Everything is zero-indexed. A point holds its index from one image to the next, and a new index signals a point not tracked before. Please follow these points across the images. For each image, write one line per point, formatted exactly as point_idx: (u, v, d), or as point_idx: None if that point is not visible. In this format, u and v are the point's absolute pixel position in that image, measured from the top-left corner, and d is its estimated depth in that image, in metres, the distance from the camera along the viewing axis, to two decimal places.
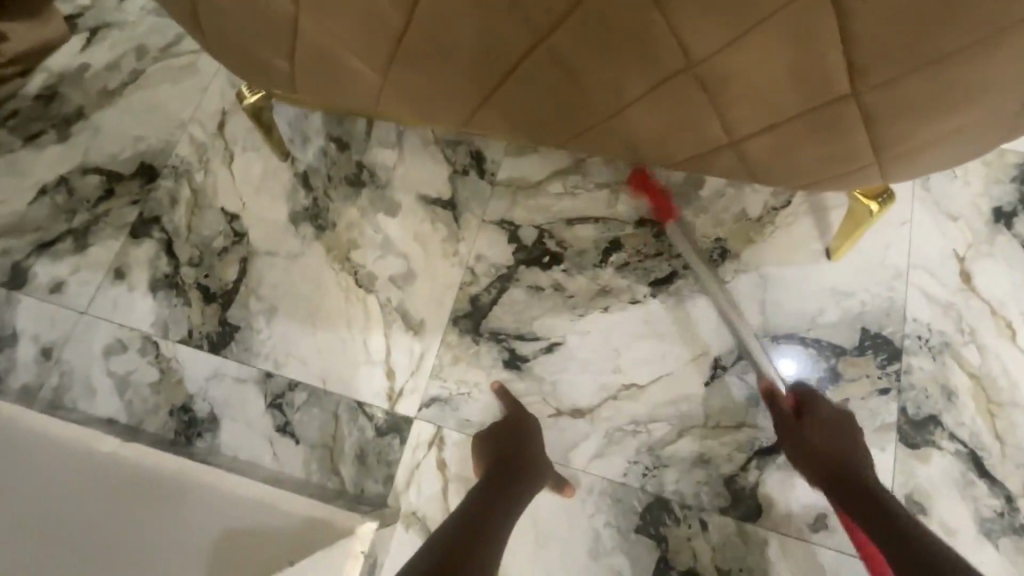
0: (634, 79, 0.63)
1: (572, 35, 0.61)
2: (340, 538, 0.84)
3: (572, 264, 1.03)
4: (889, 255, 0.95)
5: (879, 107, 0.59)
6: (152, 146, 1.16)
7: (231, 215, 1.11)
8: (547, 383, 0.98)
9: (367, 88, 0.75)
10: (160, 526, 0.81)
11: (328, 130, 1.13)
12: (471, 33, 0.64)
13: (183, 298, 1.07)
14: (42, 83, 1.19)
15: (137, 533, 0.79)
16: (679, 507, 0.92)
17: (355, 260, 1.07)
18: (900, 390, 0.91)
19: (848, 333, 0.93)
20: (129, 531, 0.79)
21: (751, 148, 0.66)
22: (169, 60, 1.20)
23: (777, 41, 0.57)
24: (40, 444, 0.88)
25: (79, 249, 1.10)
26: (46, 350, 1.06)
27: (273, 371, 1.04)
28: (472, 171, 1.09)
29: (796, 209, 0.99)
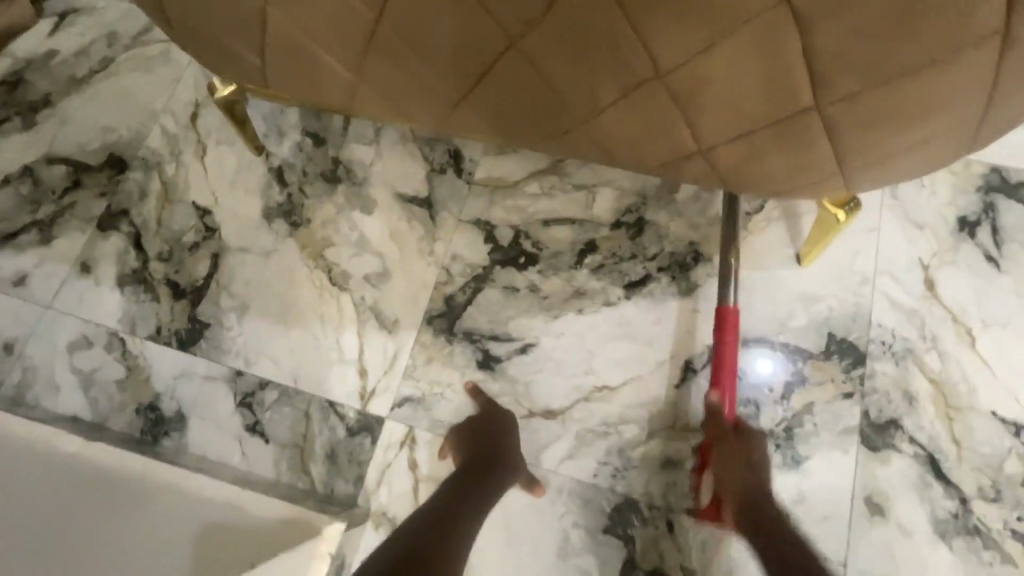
0: (603, 85, 0.63)
1: (543, 38, 0.61)
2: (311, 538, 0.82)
3: (548, 265, 1.03)
4: (856, 262, 0.97)
5: (842, 119, 0.60)
6: (122, 137, 1.13)
7: (202, 210, 1.09)
8: (520, 384, 0.99)
9: (339, 85, 0.74)
10: (126, 531, 0.79)
11: (305, 125, 1.12)
12: (441, 33, 0.63)
13: (152, 293, 1.05)
14: (8, 69, 1.15)
15: (102, 540, 0.77)
16: (647, 507, 0.93)
17: (330, 257, 1.06)
18: (863, 394, 0.93)
19: (815, 338, 0.95)
20: (93, 539, 0.77)
21: (720, 157, 0.66)
22: (141, 48, 1.17)
23: (744, 52, 0.57)
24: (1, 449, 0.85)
25: (43, 241, 1.07)
26: (8, 345, 1.03)
27: (243, 369, 1.02)
28: (450, 169, 1.09)
29: (769, 214, 1.00)
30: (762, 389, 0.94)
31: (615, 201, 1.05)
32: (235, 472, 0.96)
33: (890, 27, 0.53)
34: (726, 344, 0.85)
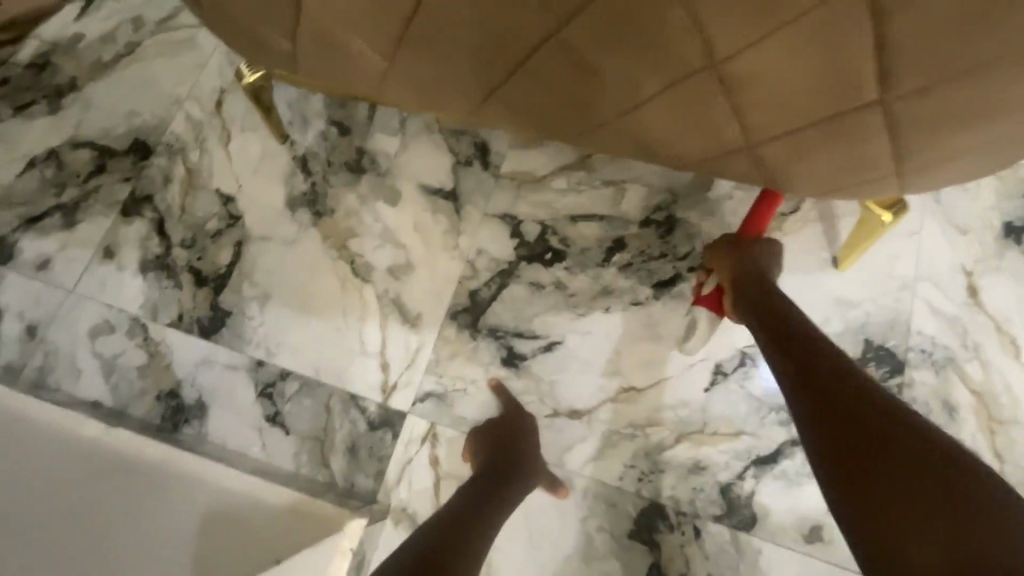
0: (650, 76, 0.61)
1: (592, 25, 0.59)
2: (330, 538, 0.85)
3: (575, 262, 1.01)
4: (896, 267, 0.94)
5: (904, 117, 0.57)
6: (147, 123, 1.12)
7: (226, 197, 1.08)
8: (544, 383, 0.97)
9: (369, 74, 0.72)
10: (147, 524, 0.79)
11: (330, 113, 1.10)
12: (484, 19, 0.61)
13: (174, 281, 1.04)
14: (34, 52, 1.14)
15: (122, 533, 0.77)
16: (674, 513, 0.91)
17: (353, 249, 1.04)
18: (901, 404, 0.90)
19: (851, 344, 0.92)
20: (114, 532, 0.77)
21: (769, 154, 0.64)
22: (166, 33, 1.16)
23: (805, 43, 0.55)
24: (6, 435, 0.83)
25: (68, 225, 1.06)
26: (31, 329, 1.03)
27: (264, 359, 1.01)
28: (476, 162, 1.07)
29: (805, 215, 0.97)
30: None
31: (645, 198, 1.02)
32: (255, 463, 0.96)
33: (965, 19, 0.51)
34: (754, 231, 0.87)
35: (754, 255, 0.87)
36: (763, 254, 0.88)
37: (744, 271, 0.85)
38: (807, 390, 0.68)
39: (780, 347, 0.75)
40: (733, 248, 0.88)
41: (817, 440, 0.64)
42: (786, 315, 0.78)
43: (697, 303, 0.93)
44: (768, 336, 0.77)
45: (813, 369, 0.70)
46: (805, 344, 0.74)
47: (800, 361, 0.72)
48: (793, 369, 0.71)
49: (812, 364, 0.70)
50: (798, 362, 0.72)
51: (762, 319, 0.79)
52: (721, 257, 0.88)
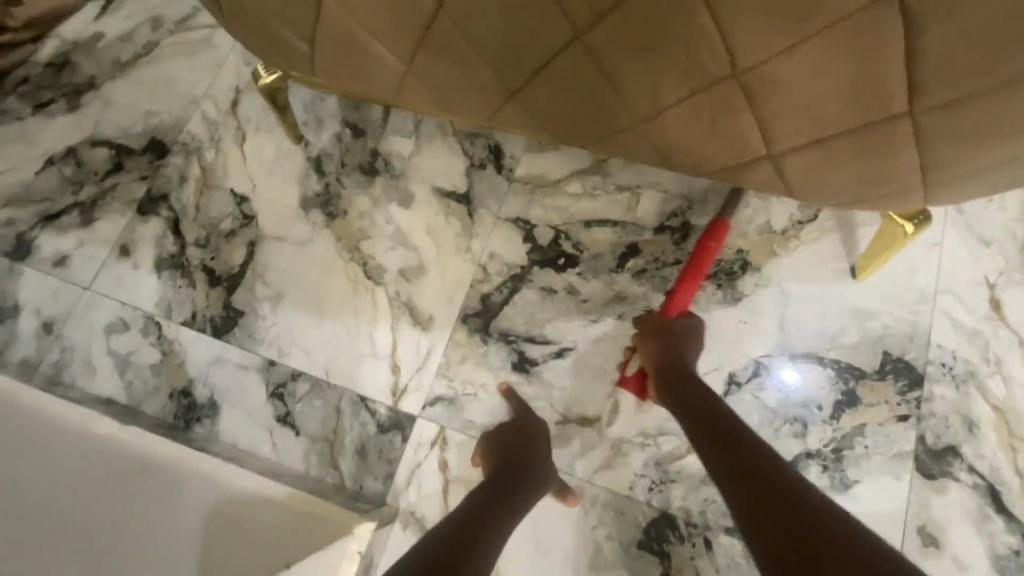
0: (672, 84, 0.60)
1: (613, 33, 0.58)
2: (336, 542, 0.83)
3: (588, 268, 1.00)
4: (917, 278, 0.92)
5: (933, 129, 0.56)
6: (164, 122, 1.13)
7: (240, 197, 1.09)
8: (555, 389, 0.96)
9: (388, 77, 0.72)
10: (147, 521, 0.78)
11: (344, 115, 1.10)
12: (503, 26, 0.61)
13: (188, 279, 1.05)
14: (54, 50, 1.16)
15: (121, 529, 0.76)
16: (684, 524, 0.90)
17: (365, 250, 1.04)
18: (920, 418, 0.88)
19: (869, 356, 0.90)
20: (113, 529, 0.76)
21: (791, 164, 0.63)
22: (184, 33, 1.17)
23: (836, 52, 0.54)
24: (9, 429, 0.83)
25: (85, 223, 1.07)
26: (48, 325, 1.04)
27: (276, 359, 1.02)
28: (490, 165, 1.06)
29: (823, 223, 0.96)
30: (809, 407, 0.90)
31: (660, 204, 1.01)
32: (265, 463, 0.96)
33: (1009, 31, 0.49)
34: (710, 241, 0.90)
35: (674, 339, 0.87)
36: (685, 335, 0.88)
37: (667, 352, 0.86)
38: (733, 480, 0.67)
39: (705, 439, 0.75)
40: (654, 327, 0.89)
41: (746, 528, 0.62)
42: (701, 390, 0.81)
43: (620, 386, 0.94)
44: (696, 429, 0.76)
45: (734, 459, 0.70)
46: (729, 433, 0.74)
47: (724, 451, 0.72)
48: (713, 454, 0.72)
49: (733, 454, 0.70)
50: (723, 451, 0.72)
51: (686, 410, 0.79)
52: (644, 337, 0.89)
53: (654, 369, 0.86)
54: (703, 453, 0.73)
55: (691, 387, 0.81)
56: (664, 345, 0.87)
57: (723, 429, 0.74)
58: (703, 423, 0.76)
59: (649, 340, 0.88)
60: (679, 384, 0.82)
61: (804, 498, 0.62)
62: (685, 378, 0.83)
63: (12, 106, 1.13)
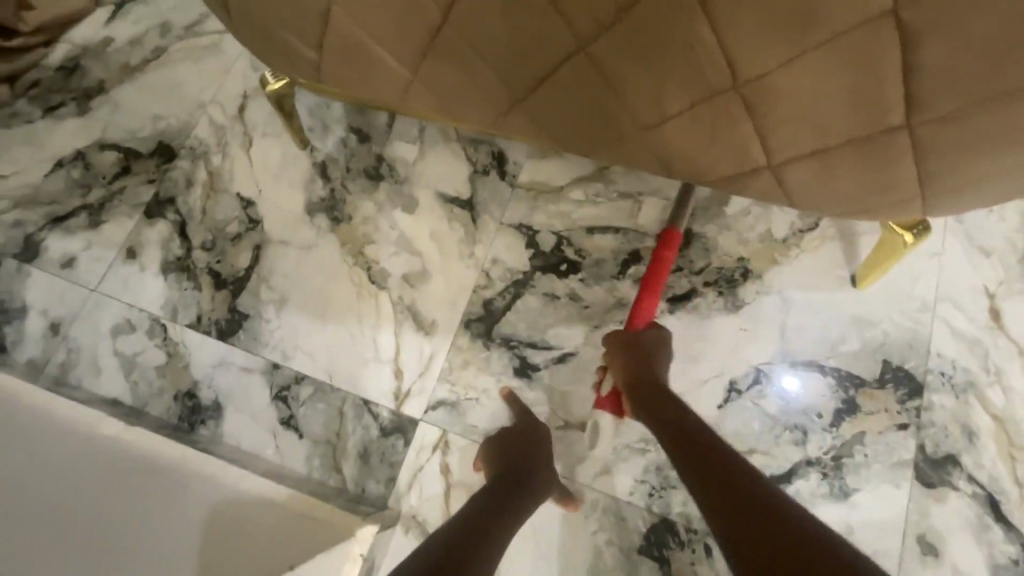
0: (673, 94, 0.61)
1: (616, 43, 0.59)
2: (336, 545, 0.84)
3: (590, 274, 1.01)
4: (917, 287, 0.93)
5: (930, 141, 0.57)
6: (171, 126, 1.14)
7: (246, 201, 1.10)
8: (557, 394, 0.97)
9: (394, 84, 0.73)
10: (148, 521, 0.78)
11: (349, 121, 1.11)
12: (508, 35, 0.62)
13: (193, 282, 1.06)
14: (64, 55, 1.17)
15: (122, 528, 0.76)
16: (684, 530, 0.91)
17: (369, 255, 1.05)
18: (919, 427, 0.89)
19: (868, 364, 0.91)
20: (115, 528, 0.76)
21: (791, 173, 0.64)
22: (192, 39, 1.19)
23: (835, 65, 0.54)
24: (11, 429, 0.83)
25: (92, 225, 1.09)
26: (55, 326, 1.05)
27: (280, 362, 1.02)
28: (494, 171, 1.07)
29: (823, 232, 0.97)
30: (809, 415, 0.90)
31: (662, 211, 1.02)
32: (268, 465, 0.97)
33: (1007, 45, 0.49)
34: (665, 255, 0.89)
35: (645, 351, 0.86)
36: (655, 347, 0.87)
37: (638, 365, 0.85)
38: (710, 493, 0.68)
39: (681, 453, 0.74)
40: (626, 340, 0.87)
41: (724, 543, 0.62)
42: (673, 401, 0.81)
43: (597, 406, 0.92)
44: (672, 442, 0.76)
45: (710, 473, 0.70)
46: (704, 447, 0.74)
47: (698, 463, 0.72)
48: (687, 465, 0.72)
49: (708, 467, 0.70)
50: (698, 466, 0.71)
51: (661, 423, 0.78)
52: (614, 350, 0.87)
53: (625, 382, 0.84)
54: (678, 465, 0.73)
55: (664, 397, 0.81)
56: (635, 356, 0.86)
57: (696, 442, 0.74)
58: (675, 434, 0.76)
59: (620, 355, 0.86)
60: (652, 396, 0.81)
61: (780, 511, 0.62)
62: (657, 390, 0.82)
63: (23, 110, 1.14)
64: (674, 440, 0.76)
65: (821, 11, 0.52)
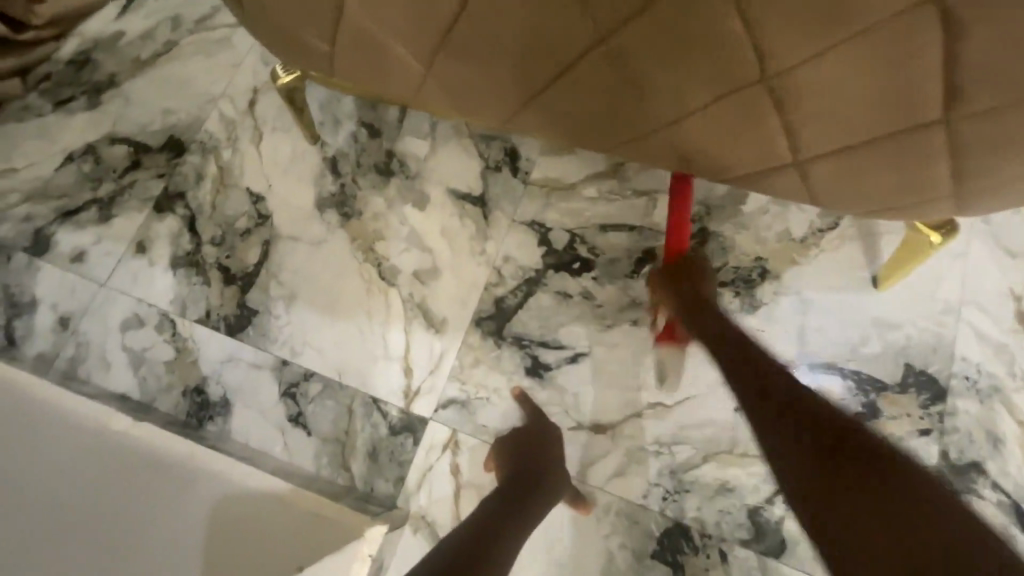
0: (698, 88, 0.59)
1: (641, 36, 0.58)
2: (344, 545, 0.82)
3: (603, 273, 0.99)
4: (940, 289, 0.91)
5: (966, 138, 0.55)
6: (182, 120, 1.13)
7: (256, 196, 1.09)
8: (569, 394, 0.96)
9: (408, 78, 0.71)
10: (150, 520, 0.77)
11: (360, 116, 1.10)
12: (529, 26, 0.60)
13: (203, 277, 1.06)
14: (75, 48, 1.17)
15: (123, 529, 0.76)
16: (699, 535, 0.89)
17: (379, 251, 1.04)
18: (942, 433, 0.86)
19: (890, 367, 0.89)
20: (117, 528, 0.75)
21: (818, 172, 0.62)
22: (203, 32, 1.18)
23: (870, 58, 0.53)
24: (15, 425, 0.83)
25: (102, 219, 1.08)
26: (64, 320, 1.05)
27: (289, 359, 1.01)
28: (506, 167, 1.06)
29: (843, 232, 0.94)
30: None
31: None
32: (277, 463, 0.96)
33: None
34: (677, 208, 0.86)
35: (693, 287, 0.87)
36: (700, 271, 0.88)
37: (687, 292, 0.86)
38: (768, 405, 0.69)
39: (735, 382, 0.74)
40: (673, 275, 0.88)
41: (780, 450, 0.64)
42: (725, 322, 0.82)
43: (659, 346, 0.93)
44: (727, 361, 0.77)
45: (767, 389, 0.70)
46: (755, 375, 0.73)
47: (753, 378, 0.73)
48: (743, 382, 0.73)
49: (766, 380, 0.71)
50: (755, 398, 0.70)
51: (716, 341, 0.79)
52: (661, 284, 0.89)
53: (676, 314, 0.86)
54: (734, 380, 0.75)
55: (715, 320, 0.82)
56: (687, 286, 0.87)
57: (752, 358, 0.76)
58: (729, 351, 0.77)
59: (669, 284, 0.88)
60: (705, 318, 0.83)
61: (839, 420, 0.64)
62: (709, 314, 0.83)
63: (34, 103, 1.14)
64: (729, 357, 0.77)
65: (858, 2, 0.50)
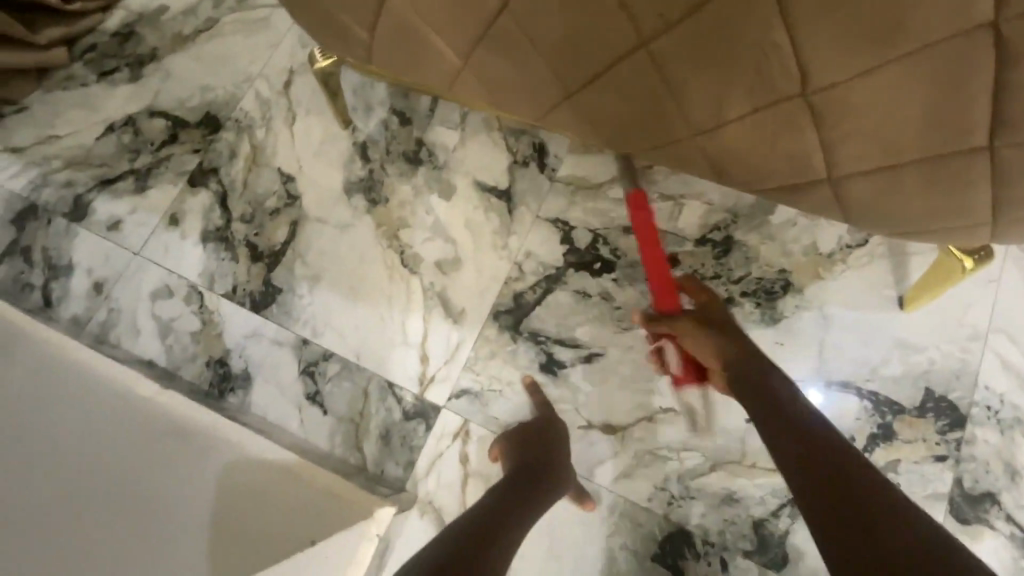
0: (735, 98, 0.59)
1: (682, 42, 0.58)
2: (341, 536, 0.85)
3: (624, 275, 1.00)
4: (968, 314, 0.89)
5: (1012, 165, 0.54)
6: (219, 97, 1.16)
7: (286, 176, 1.11)
8: (581, 394, 0.97)
9: (441, 71, 0.71)
10: (166, 481, 0.80)
11: (392, 103, 1.11)
12: (570, 25, 0.60)
13: (231, 253, 1.08)
14: (121, 21, 1.20)
15: (122, 506, 0.75)
16: (701, 542, 0.90)
17: (403, 238, 1.06)
18: (958, 460, 0.86)
19: (909, 391, 0.88)
20: (134, 483, 0.78)
21: (853, 190, 0.61)
22: (244, 11, 1.19)
23: (921, 77, 0.52)
24: (31, 390, 0.84)
25: (138, 190, 1.11)
26: (98, 286, 1.09)
27: (310, 338, 1.04)
28: (533, 163, 1.06)
29: (872, 250, 0.93)
30: (841, 436, 0.88)
31: (703, 216, 0.97)
32: (292, 438, 0.99)
33: None
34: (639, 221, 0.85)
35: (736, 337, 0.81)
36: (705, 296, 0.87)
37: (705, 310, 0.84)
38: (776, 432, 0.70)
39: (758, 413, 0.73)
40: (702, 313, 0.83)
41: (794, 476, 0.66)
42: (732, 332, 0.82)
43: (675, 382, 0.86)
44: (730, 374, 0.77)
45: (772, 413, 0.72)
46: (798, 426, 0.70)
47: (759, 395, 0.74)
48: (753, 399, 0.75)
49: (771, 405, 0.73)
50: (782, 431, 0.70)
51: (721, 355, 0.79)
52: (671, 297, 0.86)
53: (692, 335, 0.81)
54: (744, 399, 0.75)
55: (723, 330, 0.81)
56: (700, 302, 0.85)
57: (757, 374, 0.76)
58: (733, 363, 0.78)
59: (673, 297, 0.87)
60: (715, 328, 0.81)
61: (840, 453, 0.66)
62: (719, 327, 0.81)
63: (79, 73, 1.17)
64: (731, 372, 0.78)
65: (912, 20, 0.50)
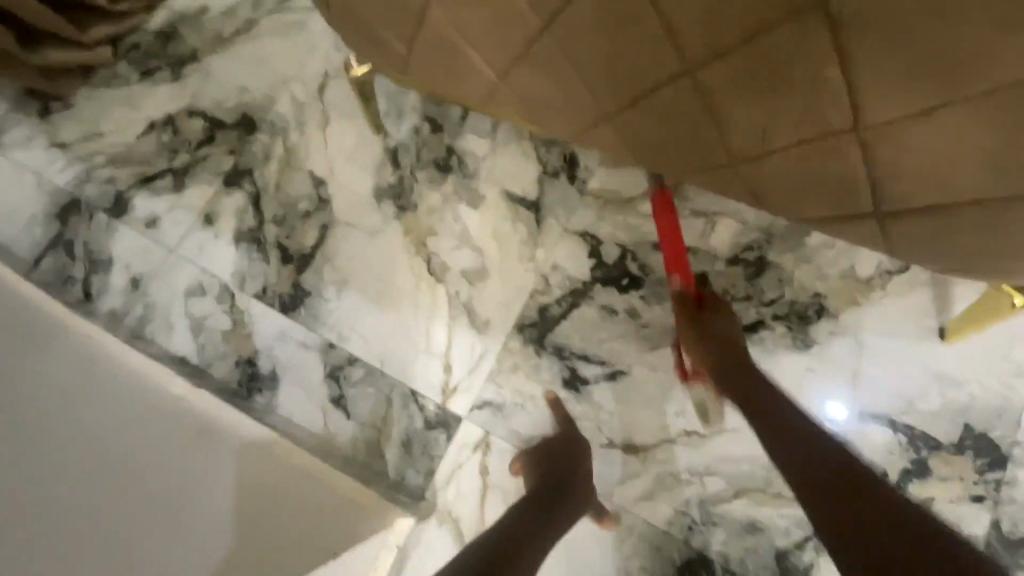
0: (781, 129, 0.58)
1: (727, 73, 0.56)
2: (356, 544, 0.88)
3: (652, 293, 0.98)
4: (1013, 350, 0.85)
5: None
6: (256, 98, 1.18)
7: (318, 180, 1.12)
8: (603, 412, 0.96)
9: (479, 87, 0.71)
10: (192, 480, 0.81)
11: (424, 109, 1.11)
12: (612, 50, 0.59)
13: (263, 254, 1.10)
14: (163, 20, 1.22)
15: (148, 502, 0.76)
16: (721, 569, 0.89)
17: (430, 246, 1.06)
18: (998, 502, 0.83)
19: (946, 427, 0.85)
20: (160, 480, 0.79)
21: (897, 226, 0.60)
22: (281, 13, 1.21)
23: (982, 121, 0.49)
24: (69, 380, 0.86)
25: (176, 188, 1.14)
26: (135, 281, 1.12)
27: (335, 342, 1.05)
28: (563, 174, 1.05)
29: (913, 277, 0.89)
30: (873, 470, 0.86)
31: (736, 235, 0.94)
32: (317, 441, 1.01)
33: None
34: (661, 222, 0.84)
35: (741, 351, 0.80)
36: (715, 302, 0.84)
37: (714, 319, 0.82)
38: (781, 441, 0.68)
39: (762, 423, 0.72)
40: (709, 324, 0.82)
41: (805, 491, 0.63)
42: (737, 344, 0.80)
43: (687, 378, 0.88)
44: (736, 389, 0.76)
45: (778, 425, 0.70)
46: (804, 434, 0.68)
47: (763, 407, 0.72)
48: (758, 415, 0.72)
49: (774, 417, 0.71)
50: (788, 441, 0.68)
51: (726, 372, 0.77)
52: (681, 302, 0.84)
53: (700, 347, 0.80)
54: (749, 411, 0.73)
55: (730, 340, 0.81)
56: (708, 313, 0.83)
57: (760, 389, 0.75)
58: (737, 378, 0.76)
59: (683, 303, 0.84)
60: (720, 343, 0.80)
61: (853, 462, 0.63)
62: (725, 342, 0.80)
63: (122, 71, 1.20)
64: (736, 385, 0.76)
65: (978, 63, 0.47)
